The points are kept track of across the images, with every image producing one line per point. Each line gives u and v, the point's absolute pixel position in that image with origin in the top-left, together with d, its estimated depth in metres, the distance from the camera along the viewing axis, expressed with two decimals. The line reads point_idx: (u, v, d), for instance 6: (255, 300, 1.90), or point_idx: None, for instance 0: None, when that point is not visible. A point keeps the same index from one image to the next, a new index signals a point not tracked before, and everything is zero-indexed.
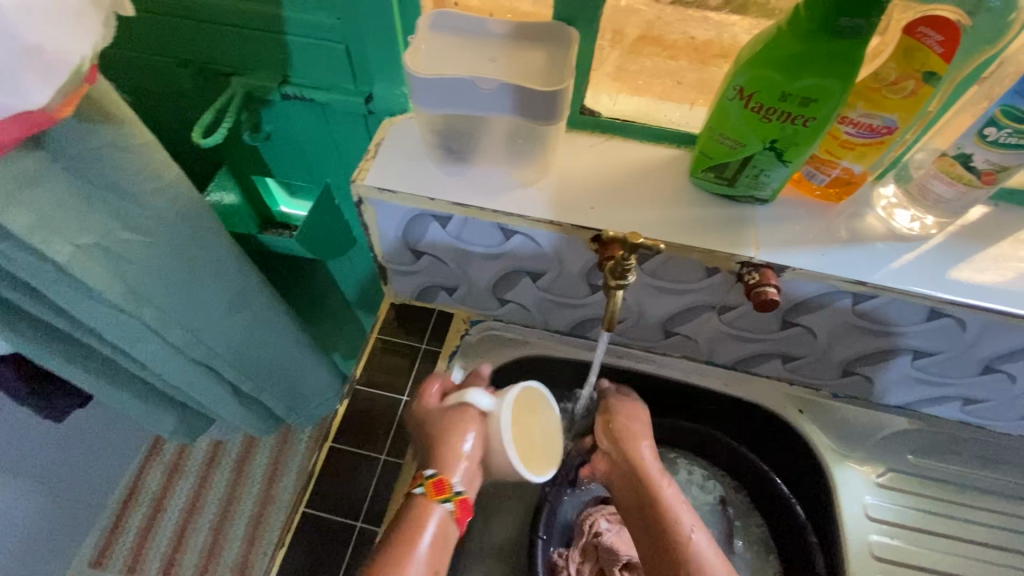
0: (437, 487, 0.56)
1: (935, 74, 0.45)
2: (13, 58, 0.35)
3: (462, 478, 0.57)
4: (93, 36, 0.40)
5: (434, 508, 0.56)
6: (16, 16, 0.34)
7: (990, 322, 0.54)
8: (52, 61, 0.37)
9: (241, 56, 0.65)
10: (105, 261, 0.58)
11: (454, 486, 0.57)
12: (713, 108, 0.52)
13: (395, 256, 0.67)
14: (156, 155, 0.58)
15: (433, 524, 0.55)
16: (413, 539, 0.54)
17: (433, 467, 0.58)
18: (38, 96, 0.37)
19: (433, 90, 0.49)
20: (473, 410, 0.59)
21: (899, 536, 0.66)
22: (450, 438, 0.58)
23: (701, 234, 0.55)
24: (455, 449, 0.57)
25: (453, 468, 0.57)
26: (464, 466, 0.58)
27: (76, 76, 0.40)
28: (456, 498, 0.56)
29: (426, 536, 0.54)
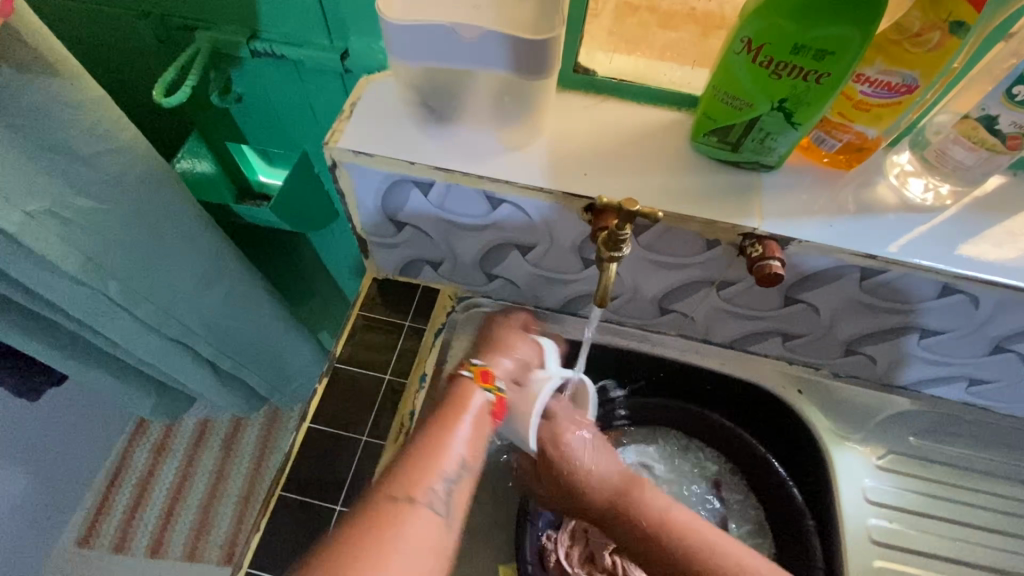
0: (484, 374, 0.56)
1: (962, 24, 0.41)
2: None
3: (504, 377, 0.58)
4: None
5: (477, 391, 0.55)
6: None
7: (1006, 298, 0.51)
8: None
9: (205, 7, 0.60)
10: (59, 229, 0.53)
11: (497, 379, 0.57)
12: (718, 65, 0.48)
13: (376, 227, 0.63)
14: (109, 112, 0.53)
15: (474, 406, 0.54)
16: (453, 418, 0.53)
17: (481, 361, 0.58)
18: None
19: (409, 38, 0.45)
20: (536, 342, 0.62)
21: (897, 520, 0.64)
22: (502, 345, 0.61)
23: (702, 203, 0.51)
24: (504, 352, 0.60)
25: (498, 364, 0.58)
26: (509, 365, 0.59)
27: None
28: (498, 393, 0.56)
29: (466, 419, 0.53)
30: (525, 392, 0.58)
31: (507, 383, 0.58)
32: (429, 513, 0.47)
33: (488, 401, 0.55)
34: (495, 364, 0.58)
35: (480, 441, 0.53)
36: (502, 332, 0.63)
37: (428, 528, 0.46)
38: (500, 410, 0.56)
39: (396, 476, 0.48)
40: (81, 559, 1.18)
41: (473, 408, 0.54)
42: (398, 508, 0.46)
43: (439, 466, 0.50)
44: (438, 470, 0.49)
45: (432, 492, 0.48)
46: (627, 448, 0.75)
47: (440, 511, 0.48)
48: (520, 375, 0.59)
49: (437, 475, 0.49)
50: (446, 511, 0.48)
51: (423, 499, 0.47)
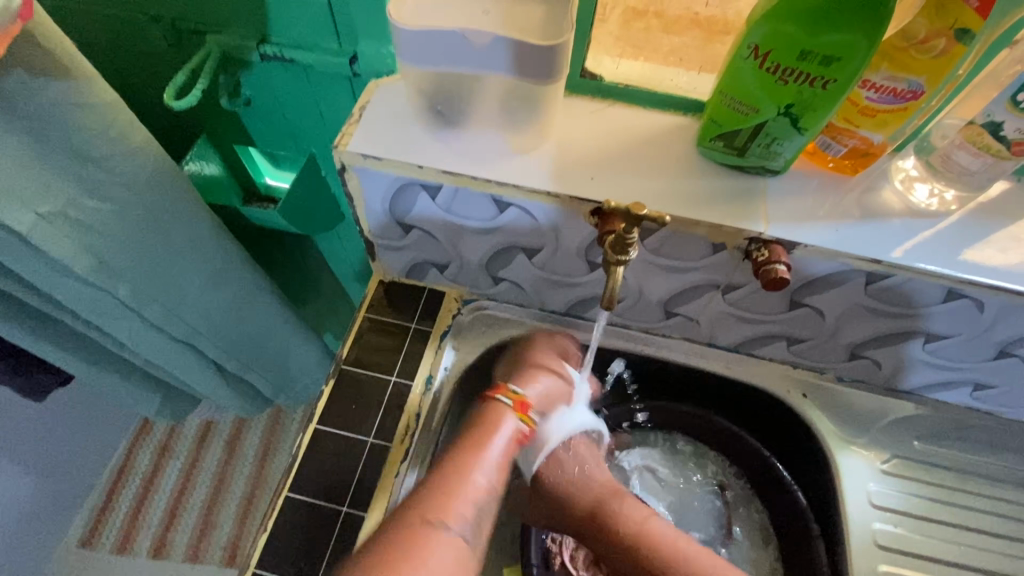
0: (520, 404, 0.58)
1: (968, 31, 0.41)
2: None
3: (537, 406, 0.59)
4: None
5: (510, 418, 0.57)
6: None
7: (1010, 303, 0.51)
8: None
9: (214, 11, 0.60)
10: (70, 231, 0.54)
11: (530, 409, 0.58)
12: (725, 70, 0.48)
13: (383, 230, 0.64)
14: (121, 116, 0.53)
15: (505, 435, 0.55)
16: (485, 442, 0.54)
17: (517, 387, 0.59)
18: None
19: (419, 42, 0.46)
20: (568, 372, 0.63)
21: (902, 524, 0.64)
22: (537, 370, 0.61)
23: (708, 207, 0.52)
24: (536, 378, 0.60)
25: (531, 391, 0.59)
26: (541, 393, 0.60)
27: (7, 14, 0.36)
28: (529, 422, 0.58)
29: (496, 444, 0.54)
30: (549, 424, 0.60)
31: (538, 412, 0.60)
32: (457, 540, 0.48)
33: (517, 430, 0.57)
34: (530, 391, 0.59)
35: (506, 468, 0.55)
36: (536, 355, 0.64)
37: (454, 552, 0.48)
38: (525, 439, 0.58)
39: (430, 500, 0.50)
40: (84, 560, 1.18)
41: (506, 434, 0.55)
42: (430, 531, 0.48)
43: (468, 490, 0.51)
44: (467, 495, 0.51)
45: (462, 515, 0.50)
46: (632, 452, 0.75)
47: (466, 536, 0.49)
48: (549, 405, 0.61)
49: (467, 500, 0.51)
50: (470, 541, 0.49)
51: (454, 525, 0.49)
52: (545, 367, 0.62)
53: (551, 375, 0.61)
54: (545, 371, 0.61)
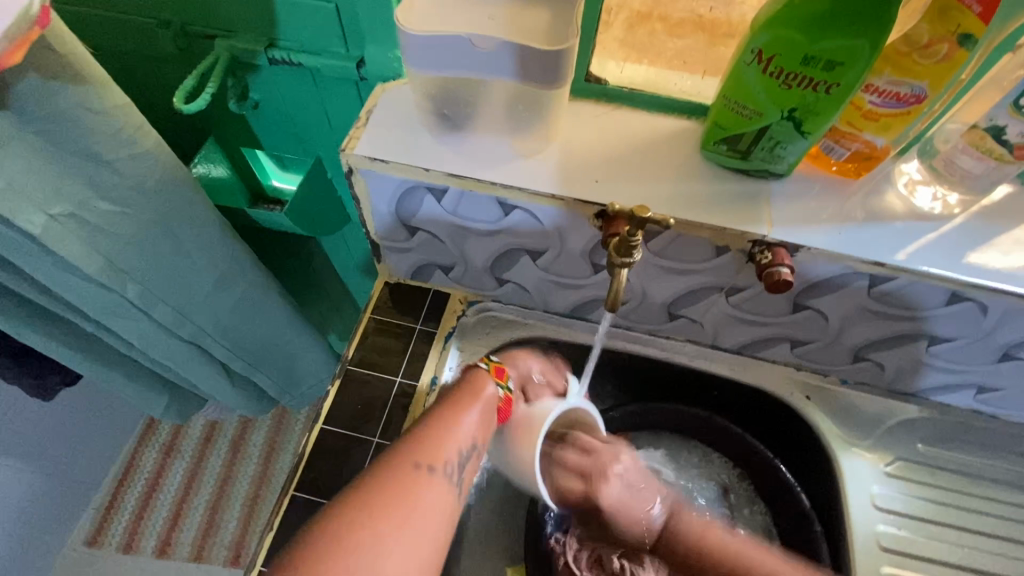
0: (499, 370, 0.57)
1: (971, 37, 0.42)
2: None
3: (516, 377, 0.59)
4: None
5: (490, 380, 0.56)
6: None
7: (1014, 306, 0.51)
8: None
9: (224, 16, 0.61)
10: (81, 233, 0.55)
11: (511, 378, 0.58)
12: (729, 75, 0.49)
13: (389, 232, 0.64)
14: (133, 120, 0.54)
15: (487, 395, 0.54)
16: (465, 402, 0.53)
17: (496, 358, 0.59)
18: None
19: (427, 47, 0.46)
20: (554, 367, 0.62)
21: (906, 527, 0.64)
22: (517, 354, 0.62)
23: (712, 211, 0.52)
24: (516, 357, 0.61)
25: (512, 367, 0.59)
26: (521, 370, 0.60)
27: (26, 19, 0.37)
28: (509, 391, 0.57)
29: (477, 404, 0.53)
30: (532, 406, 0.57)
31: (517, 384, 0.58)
32: (443, 485, 0.48)
33: (498, 395, 0.55)
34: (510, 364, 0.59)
35: (485, 430, 0.53)
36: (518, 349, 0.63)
37: (441, 503, 0.47)
38: (506, 408, 0.56)
39: (412, 450, 0.49)
40: (90, 558, 1.19)
41: (486, 395, 0.54)
42: (417, 477, 0.47)
43: (452, 441, 0.50)
44: (450, 446, 0.50)
45: (448, 464, 0.49)
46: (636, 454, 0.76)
47: (452, 486, 0.48)
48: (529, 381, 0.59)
49: (451, 452, 0.50)
50: (456, 487, 0.49)
51: (440, 469, 0.48)
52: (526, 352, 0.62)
53: (532, 358, 0.62)
54: (527, 355, 0.62)
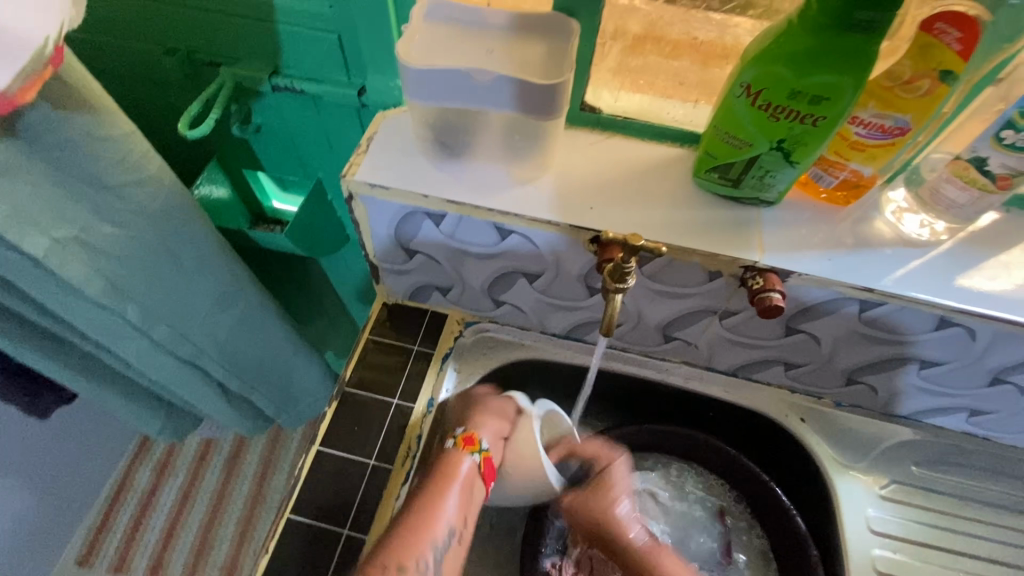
0: (468, 440, 0.58)
1: (951, 73, 0.43)
2: None
3: (489, 436, 0.59)
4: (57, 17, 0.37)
5: (463, 458, 0.58)
6: None
7: (1001, 331, 0.52)
8: None
9: (229, 45, 0.63)
10: (85, 256, 0.56)
11: (483, 442, 0.59)
12: (719, 106, 0.50)
13: (388, 255, 0.65)
14: (137, 146, 0.55)
15: (463, 473, 0.57)
16: (441, 487, 0.56)
17: (466, 424, 0.60)
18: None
19: (426, 80, 0.48)
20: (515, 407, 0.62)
21: (902, 551, 0.64)
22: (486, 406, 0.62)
23: (704, 237, 0.53)
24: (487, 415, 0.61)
25: (483, 427, 0.60)
26: (495, 426, 0.60)
27: (40, 58, 0.38)
28: (484, 452, 0.58)
29: (452, 487, 0.56)
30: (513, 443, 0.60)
31: (494, 441, 0.60)
32: None
33: (475, 465, 0.58)
34: (480, 425, 0.60)
35: (466, 509, 0.56)
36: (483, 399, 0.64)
37: None
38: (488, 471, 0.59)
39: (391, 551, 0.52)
40: None
41: (462, 475, 0.57)
42: None
43: (429, 535, 0.53)
44: (427, 541, 0.53)
45: (425, 560, 0.52)
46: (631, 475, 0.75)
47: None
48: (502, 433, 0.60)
49: (426, 544, 0.53)
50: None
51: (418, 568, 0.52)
52: (492, 399, 0.63)
53: (499, 405, 0.62)
54: (494, 404, 0.62)
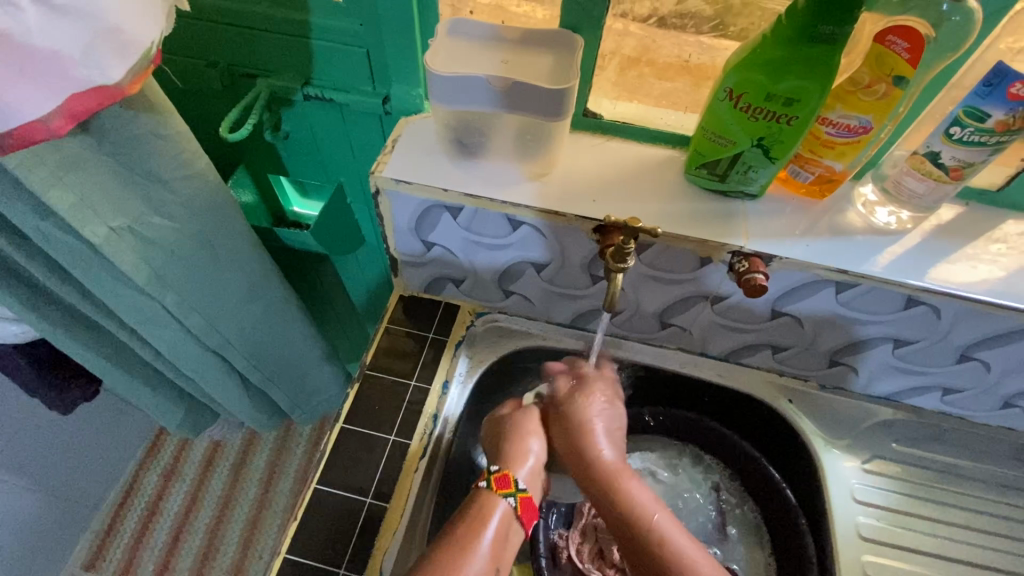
0: (503, 480, 0.58)
1: (903, 78, 0.50)
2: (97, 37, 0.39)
3: (525, 476, 0.59)
4: (159, 25, 0.44)
5: (498, 500, 0.56)
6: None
7: (963, 309, 0.58)
8: (127, 42, 0.41)
9: (267, 59, 0.70)
10: (135, 244, 0.61)
11: (518, 482, 0.58)
12: (706, 110, 0.57)
13: (407, 248, 0.71)
14: (189, 146, 0.61)
15: (498, 516, 0.55)
16: (473, 531, 0.54)
17: (500, 464, 0.60)
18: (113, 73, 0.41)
19: (448, 86, 0.54)
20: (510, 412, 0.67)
21: (883, 518, 0.69)
22: (523, 437, 0.62)
23: (695, 226, 0.59)
24: (523, 452, 0.61)
25: (518, 467, 0.60)
26: (527, 468, 0.60)
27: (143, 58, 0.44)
28: (521, 494, 0.57)
29: (487, 529, 0.54)
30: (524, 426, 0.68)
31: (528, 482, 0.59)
32: None
33: (512, 506, 0.57)
34: (513, 465, 0.59)
35: (503, 552, 0.55)
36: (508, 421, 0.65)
37: None
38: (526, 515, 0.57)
39: None
40: None
41: (497, 519, 0.55)
42: None
43: None
44: None
45: None
46: (632, 455, 0.80)
47: None
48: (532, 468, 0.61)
49: None
50: None
51: None
52: (524, 427, 0.63)
53: (533, 435, 0.63)
54: (528, 432, 0.63)
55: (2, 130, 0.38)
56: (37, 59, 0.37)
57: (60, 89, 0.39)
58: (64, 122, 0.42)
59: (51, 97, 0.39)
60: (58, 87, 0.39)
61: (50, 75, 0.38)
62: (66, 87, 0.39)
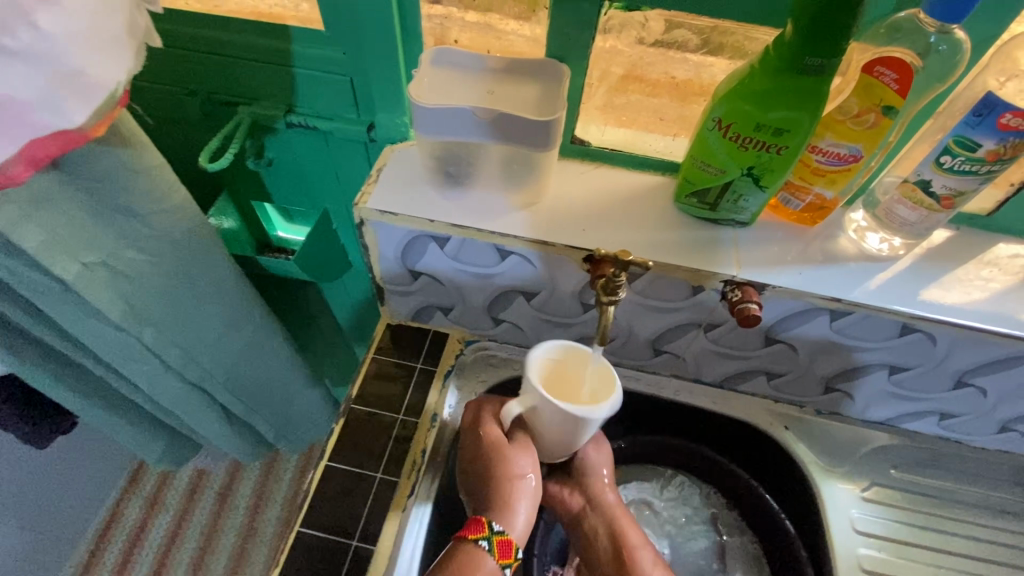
0: (504, 547, 0.54)
1: (892, 108, 0.49)
2: (58, 84, 0.37)
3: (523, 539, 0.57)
4: (128, 63, 0.43)
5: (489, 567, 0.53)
6: (68, 45, 0.36)
7: (958, 336, 0.57)
8: (91, 84, 0.39)
9: (248, 87, 0.69)
10: (109, 280, 0.59)
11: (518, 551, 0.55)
12: (695, 138, 0.56)
13: (394, 277, 0.70)
14: (166, 178, 0.58)
15: None
16: None
17: (501, 523, 0.56)
18: (77, 116, 0.39)
19: (433, 117, 0.53)
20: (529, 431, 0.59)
21: (886, 549, 0.68)
22: (511, 484, 0.57)
23: (686, 255, 0.58)
24: (520, 506, 0.57)
25: (517, 525, 0.56)
26: (524, 525, 0.57)
27: (111, 98, 0.43)
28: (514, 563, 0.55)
29: None
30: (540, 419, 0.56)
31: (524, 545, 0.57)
32: None
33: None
34: (514, 525, 0.56)
35: None
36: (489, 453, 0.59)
37: None
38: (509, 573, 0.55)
39: None
40: None
41: None
42: None
43: None
44: None
45: None
46: (628, 485, 0.79)
47: None
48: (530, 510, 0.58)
49: None
50: None
51: None
52: (514, 470, 0.57)
53: (526, 486, 0.58)
54: (518, 476, 0.57)
55: None
56: None
57: (19, 135, 0.37)
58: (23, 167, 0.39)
59: (9, 142, 0.37)
60: (16, 132, 0.37)
61: (5, 122, 0.36)
62: (23, 132, 0.37)
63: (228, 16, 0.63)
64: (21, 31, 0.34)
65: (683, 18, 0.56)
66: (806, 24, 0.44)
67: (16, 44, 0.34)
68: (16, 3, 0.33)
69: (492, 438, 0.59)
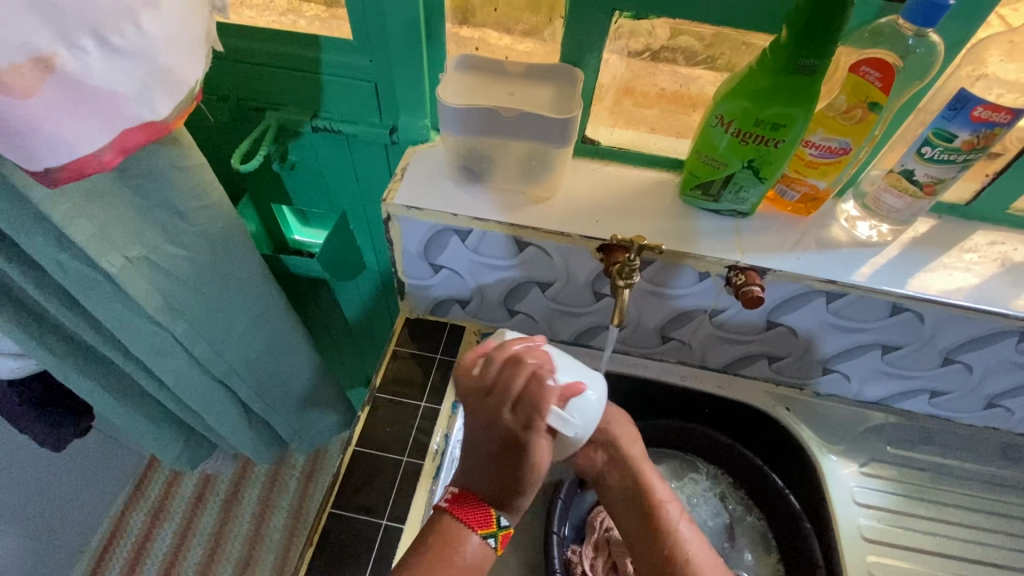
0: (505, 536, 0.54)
1: (877, 104, 0.54)
2: (148, 79, 0.41)
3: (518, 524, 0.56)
4: (202, 64, 0.47)
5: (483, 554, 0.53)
6: (158, 45, 0.40)
7: (945, 314, 0.62)
8: (175, 81, 0.43)
9: (277, 93, 0.73)
10: (149, 273, 0.63)
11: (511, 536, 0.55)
12: (699, 135, 0.61)
13: (415, 271, 0.73)
14: (206, 177, 0.61)
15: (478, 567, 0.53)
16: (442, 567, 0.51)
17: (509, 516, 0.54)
18: (161, 108, 0.43)
19: (460, 117, 0.58)
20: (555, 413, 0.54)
21: (883, 519, 0.72)
22: (528, 477, 0.53)
23: (692, 242, 0.63)
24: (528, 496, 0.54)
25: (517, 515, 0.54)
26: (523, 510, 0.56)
27: (189, 96, 0.47)
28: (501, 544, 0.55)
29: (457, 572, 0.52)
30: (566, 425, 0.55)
31: None
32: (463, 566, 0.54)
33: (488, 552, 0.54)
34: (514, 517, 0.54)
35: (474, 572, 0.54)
36: (502, 435, 0.54)
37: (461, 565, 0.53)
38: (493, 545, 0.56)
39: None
40: None
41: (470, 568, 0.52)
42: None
43: None
44: None
45: None
46: None
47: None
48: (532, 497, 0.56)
49: None
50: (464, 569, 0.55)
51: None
52: (530, 462, 0.53)
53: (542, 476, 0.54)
54: (533, 468, 0.54)
55: (57, 164, 0.41)
56: (94, 96, 0.39)
57: (113, 125, 0.41)
58: (114, 156, 0.43)
59: (103, 129, 0.41)
60: (110, 122, 0.41)
61: (104, 111, 0.40)
62: (116, 121, 0.41)
63: (262, 26, 0.67)
64: (126, 32, 0.38)
65: (686, 25, 0.61)
66: (800, 27, 0.49)
67: (122, 43, 0.38)
68: (124, 7, 0.37)
69: (533, 429, 0.54)
